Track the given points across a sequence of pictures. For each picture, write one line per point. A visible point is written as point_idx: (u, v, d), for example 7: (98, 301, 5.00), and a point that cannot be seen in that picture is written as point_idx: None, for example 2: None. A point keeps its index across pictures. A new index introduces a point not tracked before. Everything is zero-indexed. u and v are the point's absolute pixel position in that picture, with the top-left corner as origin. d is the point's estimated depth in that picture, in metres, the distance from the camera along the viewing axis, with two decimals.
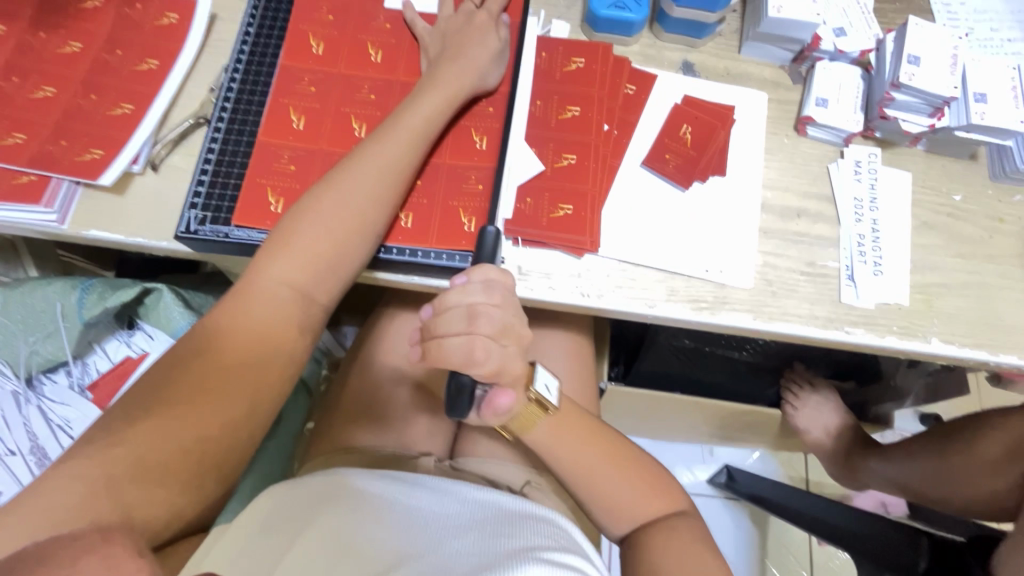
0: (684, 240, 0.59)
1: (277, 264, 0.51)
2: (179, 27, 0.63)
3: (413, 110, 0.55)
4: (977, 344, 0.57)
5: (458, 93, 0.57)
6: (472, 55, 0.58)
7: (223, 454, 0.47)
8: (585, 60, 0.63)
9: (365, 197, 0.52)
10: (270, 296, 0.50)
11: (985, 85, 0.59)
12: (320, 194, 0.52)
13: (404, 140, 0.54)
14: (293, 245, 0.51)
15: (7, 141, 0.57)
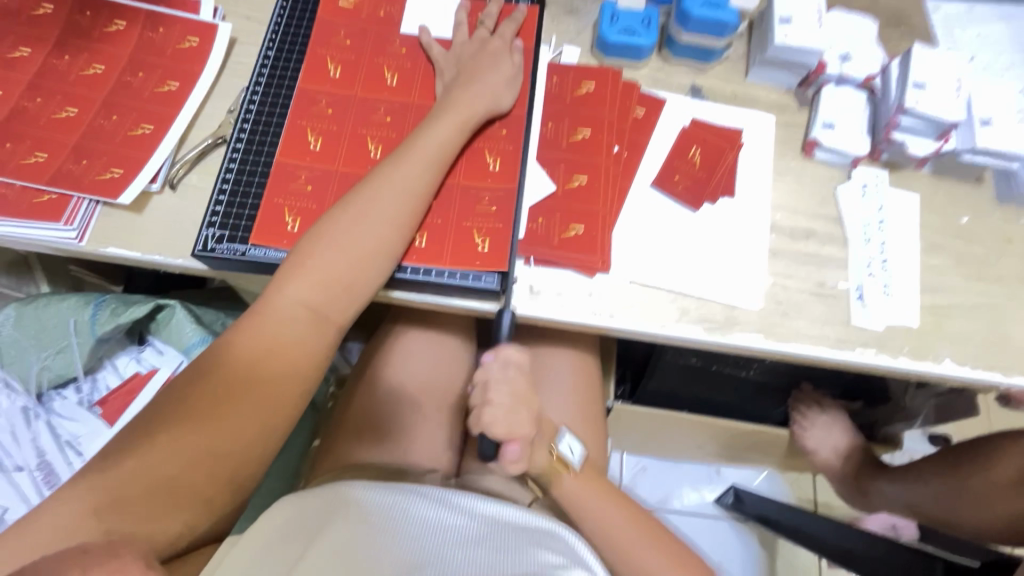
0: (694, 262, 0.59)
1: (293, 285, 0.51)
2: (199, 51, 0.64)
3: (427, 135, 0.57)
4: (988, 365, 0.57)
5: (471, 118, 0.58)
6: (486, 81, 0.60)
7: (238, 471, 0.47)
8: (595, 83, 0.64)
9: (382, 221, 0.53)
10: (285, 314, 0.50)
11: (990, 109, 0.60)
12: (337, 216, 0.53)
13: (419, 162, 0.55)
14: (310, 267, 0.52)
15: (29, 160, 0.58)
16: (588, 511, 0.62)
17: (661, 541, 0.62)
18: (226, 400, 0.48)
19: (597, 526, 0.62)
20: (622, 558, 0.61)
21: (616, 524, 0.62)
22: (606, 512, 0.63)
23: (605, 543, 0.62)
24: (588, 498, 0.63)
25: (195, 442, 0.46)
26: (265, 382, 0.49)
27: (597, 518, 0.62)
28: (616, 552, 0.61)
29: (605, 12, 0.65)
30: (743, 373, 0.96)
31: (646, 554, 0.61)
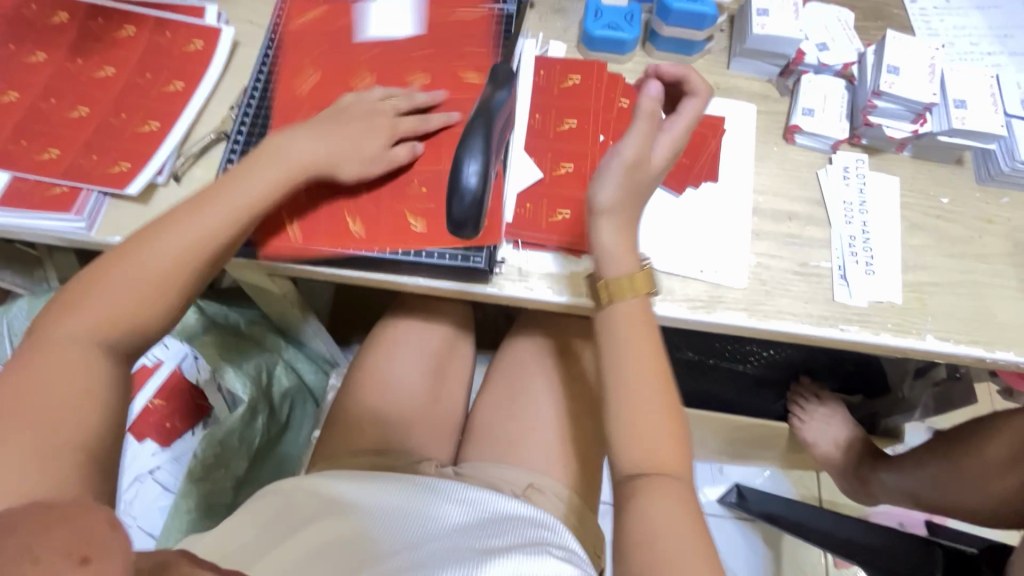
0: (679, 244, 0.61)
1: (110, 292, 0.48)
2: (203, 52, 0.68)
3: (280, 154, 0.56)
4: (972, 340, 0.58)
5: (302, 172, 0.56)
6: (350, 143, 0.58)
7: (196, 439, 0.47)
8: (570, 211, 0.61)
9: (207, 229, 0.51)
10: (60, 349, 0.45)
11: (964, 92, 0.62)
12: (151, 236, 0.50)
13: (266, 169, 0.55)
14: (91, 296, 0.47)
15: (44, 156, 0.61)
16: (624, 365, 0.51)
17: (673, 487, 0.48)
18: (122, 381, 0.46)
19: (634, 371, 0.51)
20: (635, 455, 0.49)
21: (641, 365, 0.51)
22: (635, 397, 0.50)
23: (628, 397, 0.50)
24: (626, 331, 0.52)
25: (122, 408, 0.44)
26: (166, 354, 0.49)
27: (631, 382, 0.51)
28: (631, 452, 0.50)
29: (589, 9, 0.68)
30: (739, 366, 1.00)
31: (658, 412, 0.50)
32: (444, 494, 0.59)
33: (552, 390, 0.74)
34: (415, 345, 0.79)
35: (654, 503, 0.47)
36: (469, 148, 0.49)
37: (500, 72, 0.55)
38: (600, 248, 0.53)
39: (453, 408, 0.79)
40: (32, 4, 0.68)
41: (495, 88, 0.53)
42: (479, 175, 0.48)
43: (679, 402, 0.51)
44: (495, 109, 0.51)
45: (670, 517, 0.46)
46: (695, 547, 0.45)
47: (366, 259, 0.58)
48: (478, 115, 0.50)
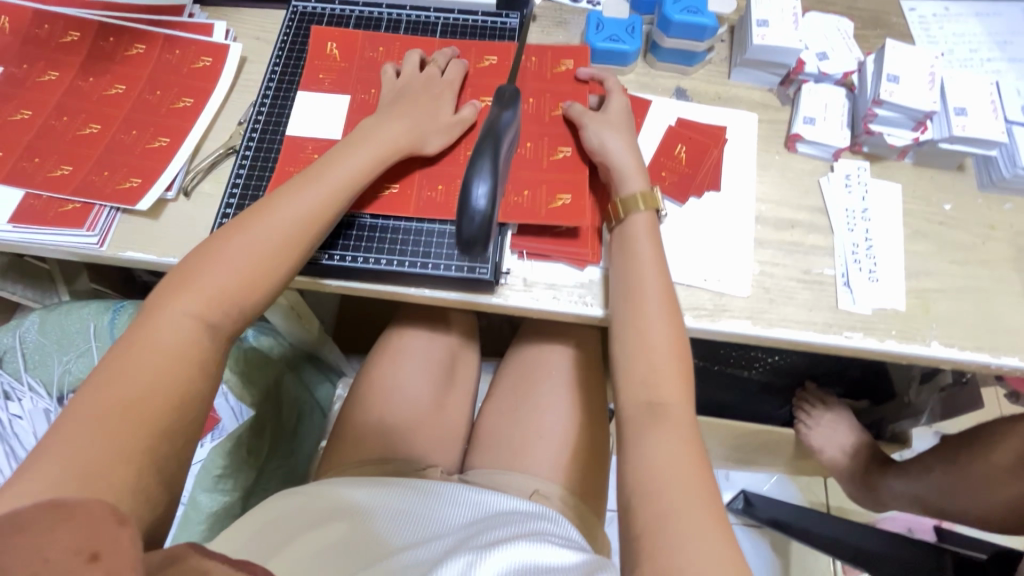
0: (682, 253, 0.62)
1: (183, 298, 0.47)
2: (212, 69, 0.69)
3: (341, 162, 0.56)
4: (977, 346, 0.58)
5: (392, 154, 0.58)
6: (416, 120, 0.60)
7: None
8: (570, 195, 0.60)
9: (275, 237, 0.51)
10: (172, 328, 0.46)
11: (964, 99, 0.63)
12: (261, 215, 0.51)
13: (375, 150, 0.57)
14: (209, 275, 0.48)
15: (56, 173, 0.62)
16: (647, 302, 0.55)
17: (676, 421, 0.50)
18: (173, 395, 0.43)
19: (656, 305, 0.54)
20: (644, 384, 0.52)
21: (649, 290, 0.55)
22: (652, 328, 0.53)
23: (631, 326, 0.54)
24: (640, 247, 0.56)
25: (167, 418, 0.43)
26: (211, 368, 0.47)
27: (634, 309, 0.55)
28: (640, 381, 0.52)
29: (590, 22, 0.69)
30: (746, 373, 1.02)
31: (663, 340, 0.53)
32: (444, 496, 0.60)
33: (558, 400, 0.75)
34: (420, 355, 0.80)
35: (657, 434, 0.49)
36: (479, 169, 0.48)
37: (505, 91, 0.53)
38: (614, 164, 0.59)
39: (459, 417, 0.80)
40: (45, 24, 0.70)
41: (501, 107, 0.52)
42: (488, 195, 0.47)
43: (681, 328, 0.54)
44: (500, 129, 0.50)
45: (670, 451, 0.48)
46: (692, 485, 0.46)
47: (374, 271, 0.59)
48: (484, 136, 0.49)
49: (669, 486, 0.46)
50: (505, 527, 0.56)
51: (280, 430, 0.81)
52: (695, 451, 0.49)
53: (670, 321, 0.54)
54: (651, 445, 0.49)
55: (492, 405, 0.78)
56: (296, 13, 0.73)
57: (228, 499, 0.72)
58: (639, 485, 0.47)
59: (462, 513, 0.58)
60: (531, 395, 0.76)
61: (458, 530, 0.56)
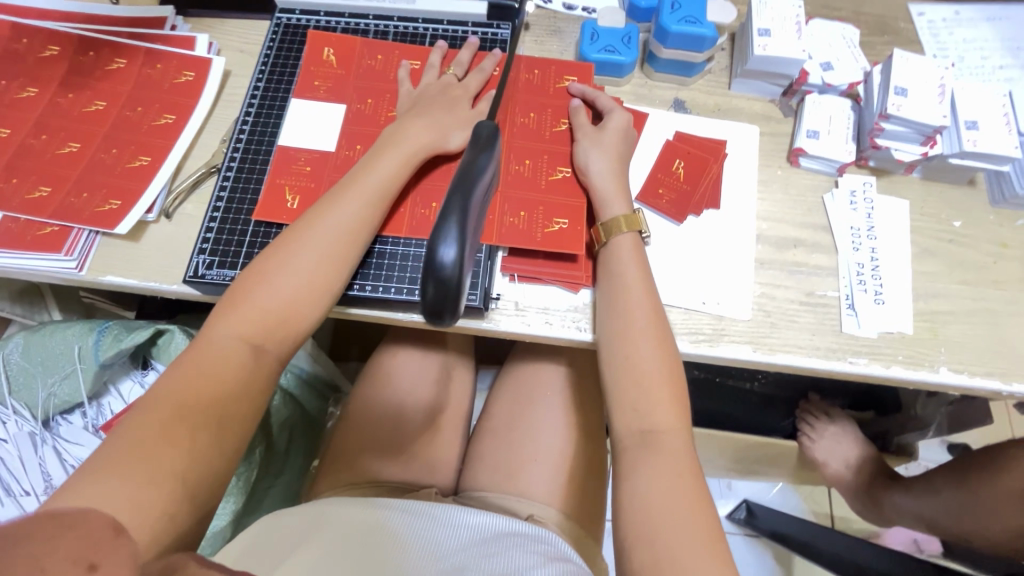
0: (680, 274, 0.59)
1: (232, 319, 0.49)
2: (194, 84, 0.67)
3: (372, 174, 0.55)
4: (988, 373, 0.56)
5: (416, 154, 0.57)
6: (436, 118, 0.59)
7: (194, 495, 0.43)
8: (568, 220, 0.58)
9: (320, 254, 0.52)
10: (223, 352, 0.48)
11: (976, 113, 0.60)
12: (302, 231, 0.52)
13: (403, 155, 0.56)
14: (257, 295, 0.50)
15: (34, 195, 0.60)
16: (636, 324, 0.52)
17: (669, 451, 0.47)
18: (223, 423, 0.46)
19: (645, 330, 0.51)
20: (634, 412, 0.49)
21: (637, 312, 0.52)
22: (642, 354, 0.50)
23: (618, 350, 0.51)
24: (628, 267, 0.54)
25: (200, 439, 0.44)
26: (247, 389, 0.48)
27: (621, 329, 0.52)
28: (632, 409, 0.49)
29: (585, 32, 0.67)
30: (748, 384, 0.99)
31: (653, 361, 0.50)
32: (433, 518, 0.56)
33: (554, 423, 0.73)
34: (412, 373, 0.78)
35: (651, 464, 0.46)
36: (442, 242, 0.35)
37: (482, 133, 0.41)
38: (596, 188, 0.57)
39: (454, 438, 0.77)
40: (23, 38, 0.68)
41: (475, 154, 0.40)
42: (451, 276, 0.35)
43: (671, 349, 0.51)
44: (475, 181, 0.38)
45: (665, 483, 0.45)
46: (689, 516, 0.43)
47: (360, 297, 0.57)
48: (453, 189, 0.37)
49: (666, 519, 0.43)
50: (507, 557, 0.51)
51: (271, 450, 0.80)
52: (693, 486, 0.45)
53: (660, 343, 0.51)
54: (645, 476, 0.46)
55: (486, 425, 0.76)
56: (280, 25, 0.70)
57: (234, 510, 0.74)
58: (633, 520, 0.44)
59: (460, 535, 0.54)
60: (526, 415, 0.74)
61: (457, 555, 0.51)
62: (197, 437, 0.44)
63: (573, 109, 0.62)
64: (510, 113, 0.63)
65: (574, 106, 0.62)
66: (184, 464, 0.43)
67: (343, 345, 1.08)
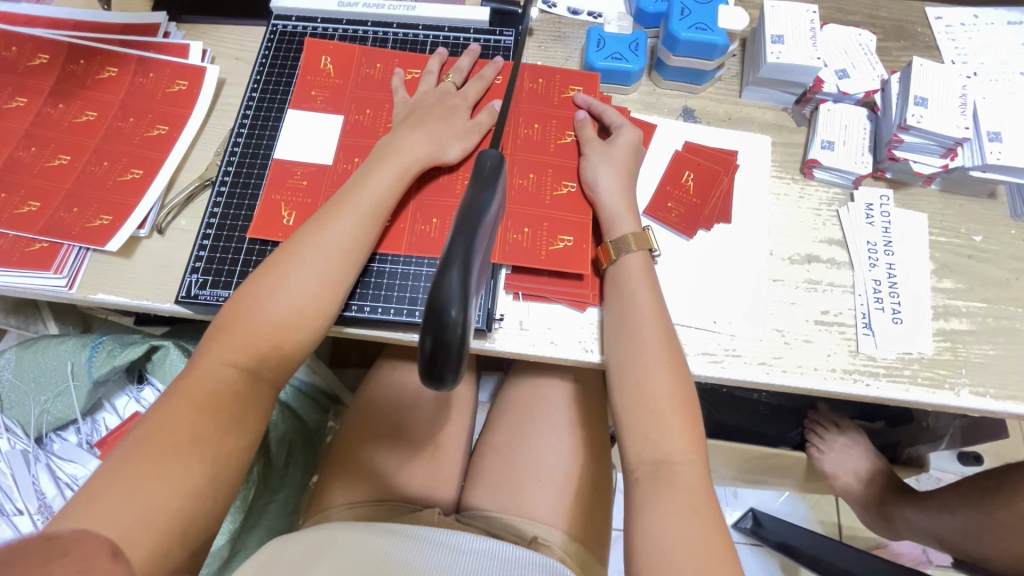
0: (689, 292, 0.57)
1: (225, 346, 0.47)
2: (188, 94, 0.65)
3: (364, 191, 0.53)
4: (1011, 395, 0.54)
5: (411, 167, 0.55)
6: (434, 129, 0.57)
7: (188, 529, 0.41)
8: (573, 238, 0.56)
9: (314, 275, 0.50)
10: (216, 381, 0.46)
11: (999, 124, 0.57)
12: (294, 252, 0.50)
13: (398, 169, 0.54)
14: (249, 321, 0.48)
15: (22, 210, 0.58)
16: (645, 347, 0.50)
17: (682, 484, 0.45)
18: (220, 452, 0.44)
19: (655, 355, 0.49)
20: (645, 440, 0.47)
21: (648, 334, 0.50)
22: (653, 380, 0.48)
23: (629, 373, 0.49)
24: (638, 286, 0.52)
25: (196, 472, 0.42)
26: (242, 417, 0.46)
27: (631, 352, 0.50)
28: (643, 437, 0.47)
29: (591, 38, 0.65)
30: (756, 395, 0.96)
31: (665, 385, 0.48)
32: (441, 545, 0.53)
33: (558, 441, 0.71)
34: (413, 388, 0.76)
35: (663, 497, 0.45)
36: (444, 298, 0.32)
37: (485, 165, 0.38)
38: (604, 206, 0.56)
39: (456, 455, 0.74)
40: (12, 46, 0.65)
41: (478, 189, 0.37)
42: (454, 336, 0.32)
43: (685, 372, 0.49)
44: (480, 219, 0.35)
45: (676, 518, 0.43)
46: (705, 554, 0.42)
47: (358, 318, 0.55)
48: (456, 231, 0.34)
49: (681, 557, 0.42)
50: None
51: (267, 465, 0.79)
52: (706, 519, 0.43)
53: (674, 365, 0.49)
54: (658, 510, 0.44)
55: (488, 442, 0.74)
56: (275, 32, 0.68)
57: (234, 529, 0.73)
58: (647, 559, 0.42)
59: (474, 562, 0.51)
60: (529, 433, 0.72)
61: None
62: (192, 469, 0.42)
63: (579, 121, 0.60)
64: (511, 122, 0.61)
65: (580, 119, 0.60)
66: (181, 500, 0.41)
67: (342, 352, 1.07)
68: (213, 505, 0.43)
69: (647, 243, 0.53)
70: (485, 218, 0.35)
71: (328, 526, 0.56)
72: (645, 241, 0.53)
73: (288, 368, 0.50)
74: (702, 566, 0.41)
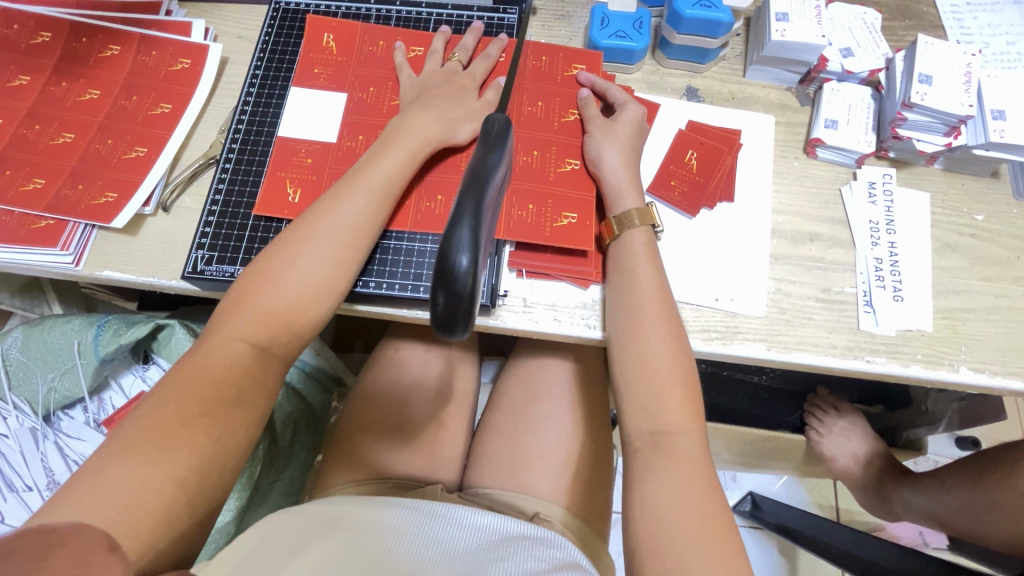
0: (692, 271, 0.57)
1: (236, 321, 0.48)
2: (191, 72, 0.65)
3: (375, 169, 0.53)
4: (1009, 371, 0.54)
5: (422, 149, 0.55)
6: (442, 111, 0.57)
7: (195, 498, 0.42)
8: (577, 214, 0.56)
9: (326, 252, 0.50)
10: (228, 355, 0.47)
11: (1003, 102, 0.57)
12: (306, 230, 0.50)
13: (408, 148, 0.54)
14: (260, 296, 0.48)
15: (28, 187, 0.59)
16: (648, 323, 0.50)
17: (680, 454, 0.46)
18: (228, 423, 0.45)
19: (657, 332, 0.49)
20: (644, 412, 0.48)
21: (652, 308, 0.50)
22: (653, 353, 0.49)
23: (631, 345, 0.50)
24: (643, 264, 0.52)
25: (205, 445, 0.43)
26: (250, 392, 0.47)
27: (631, 323, 0.50)
28: (642, 409, 0.48)
29: (595, 16, 0.64)
30: (756, 378, 0.97)
31: (664, 357, 0.48)
32: (444, 517, 0.54)
33: (559, 420, 0.71)
34: (417, 367, 0.76)
35: (664, 467, 0.45)
36: (452, 248, 0.32)
37: (492, 128, 0.39)
38: (610, 183, 0.56)
39: (458, 435, 0.75)
40: (13, 24, 0.65)
41: (487, 149, 0.37)
42: (464, 286, 0.32)
43: (684, 345, 0.50)
44: (488, 179, 0.35)
45: (674, 489, 0.44)
46: (700, 521, 0.42)
47: (364, 294, 0.55)
48: (465, 189, 0.35)
49: (679, 523, 0.42)
50: (516, 561, 0.49)
51: (272, 445, 0.79)
52: (704, 490, 0.44)
53: (675, 339, 0.49)
54: (656, 481, 0.45)
55: (490, 420, 0.75)
56: (278, 11, 0.68)
57: (239, 505, 0.74)
58: (645, 528, 0.43)
59: (472, 536, 0.52)
60: (529, 413, 0.72)
61: (468, 554, 0.49)
62: (201, 442, 0.43)
63: (582, 100, 0.60)
64: (515, 98, 0.61)
65: (583, 97, 0.60)
66: (188, 470, 0.42)
67: (344, 339, 1.07)
68: (220, 477, 0.44)
69: (651, 218, 0.54)
70: (490, 179, 0.35)
71: (333, 500, 0.56)
72: (648, 216, 0.54)
73: (297, 345, 0.50)
74: (699, 535, 0.42)
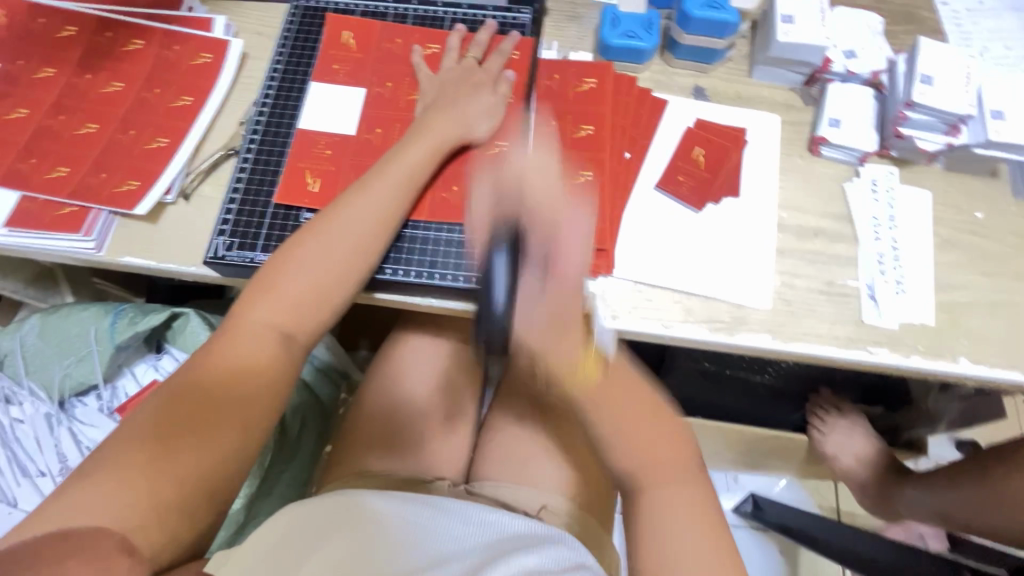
0: (699, 263, 0.59)
1: (264, 306, 0.49)
2: (212, 65, 0.67)
3: (401, 160, 0.55)
4: (1008, 364, 0.55)
5: (443, 144, 0.57)
6: (460, 108, 0.59)
7: (217, 475, 0.43)
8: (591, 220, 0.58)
9: (354, 236, 0.52)
10: (257, 339, 0.48)
11: (1002, 102, 0.59)
12: (335, 214, 0.52)
13: (431, 143, 0.56)
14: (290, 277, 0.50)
15: (52, 174, 0.60)
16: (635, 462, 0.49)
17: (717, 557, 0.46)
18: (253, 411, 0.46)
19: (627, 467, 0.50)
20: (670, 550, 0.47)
21: (647, 464, 0.49)
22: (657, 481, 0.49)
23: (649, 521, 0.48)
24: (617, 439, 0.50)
25: (226, 436, 0.44)
26: (273, 383, 0.48)
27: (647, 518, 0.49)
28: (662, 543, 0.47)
29: (606, 17, 0.66)
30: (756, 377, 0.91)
31: (662, 470, 0.49)
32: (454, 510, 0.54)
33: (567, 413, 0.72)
34: (428, 359, 0.76)
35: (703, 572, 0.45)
36: None
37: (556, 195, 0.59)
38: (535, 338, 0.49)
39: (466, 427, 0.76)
40: (40, 18, 0.67)
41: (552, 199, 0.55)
42: None
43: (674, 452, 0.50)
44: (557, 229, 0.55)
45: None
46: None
47: (379, 282, 0.57)
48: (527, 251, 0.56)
49: None
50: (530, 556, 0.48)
51: (281, 435, 0.81)
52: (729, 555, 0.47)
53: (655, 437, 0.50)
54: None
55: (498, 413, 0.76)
56: (299, 8, 0.70)
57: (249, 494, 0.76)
58: None
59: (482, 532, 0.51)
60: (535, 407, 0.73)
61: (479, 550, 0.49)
62: (222, 430, 0.44)
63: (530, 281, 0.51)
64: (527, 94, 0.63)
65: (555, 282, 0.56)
66: (215, 460, 0.43)
67: (352, 335, 1.08)
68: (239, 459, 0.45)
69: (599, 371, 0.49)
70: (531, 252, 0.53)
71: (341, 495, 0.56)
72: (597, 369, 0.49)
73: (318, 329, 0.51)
74: None
